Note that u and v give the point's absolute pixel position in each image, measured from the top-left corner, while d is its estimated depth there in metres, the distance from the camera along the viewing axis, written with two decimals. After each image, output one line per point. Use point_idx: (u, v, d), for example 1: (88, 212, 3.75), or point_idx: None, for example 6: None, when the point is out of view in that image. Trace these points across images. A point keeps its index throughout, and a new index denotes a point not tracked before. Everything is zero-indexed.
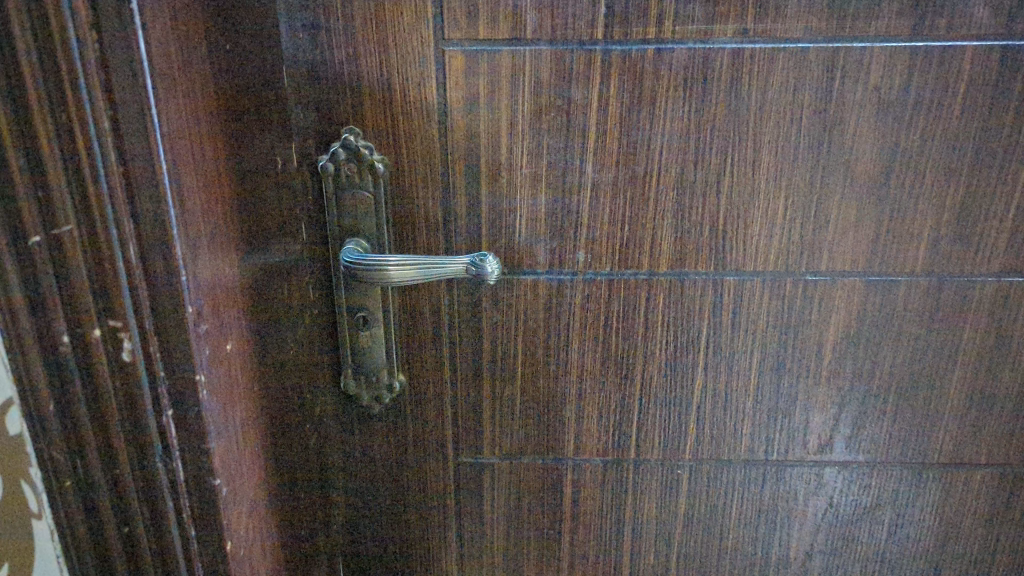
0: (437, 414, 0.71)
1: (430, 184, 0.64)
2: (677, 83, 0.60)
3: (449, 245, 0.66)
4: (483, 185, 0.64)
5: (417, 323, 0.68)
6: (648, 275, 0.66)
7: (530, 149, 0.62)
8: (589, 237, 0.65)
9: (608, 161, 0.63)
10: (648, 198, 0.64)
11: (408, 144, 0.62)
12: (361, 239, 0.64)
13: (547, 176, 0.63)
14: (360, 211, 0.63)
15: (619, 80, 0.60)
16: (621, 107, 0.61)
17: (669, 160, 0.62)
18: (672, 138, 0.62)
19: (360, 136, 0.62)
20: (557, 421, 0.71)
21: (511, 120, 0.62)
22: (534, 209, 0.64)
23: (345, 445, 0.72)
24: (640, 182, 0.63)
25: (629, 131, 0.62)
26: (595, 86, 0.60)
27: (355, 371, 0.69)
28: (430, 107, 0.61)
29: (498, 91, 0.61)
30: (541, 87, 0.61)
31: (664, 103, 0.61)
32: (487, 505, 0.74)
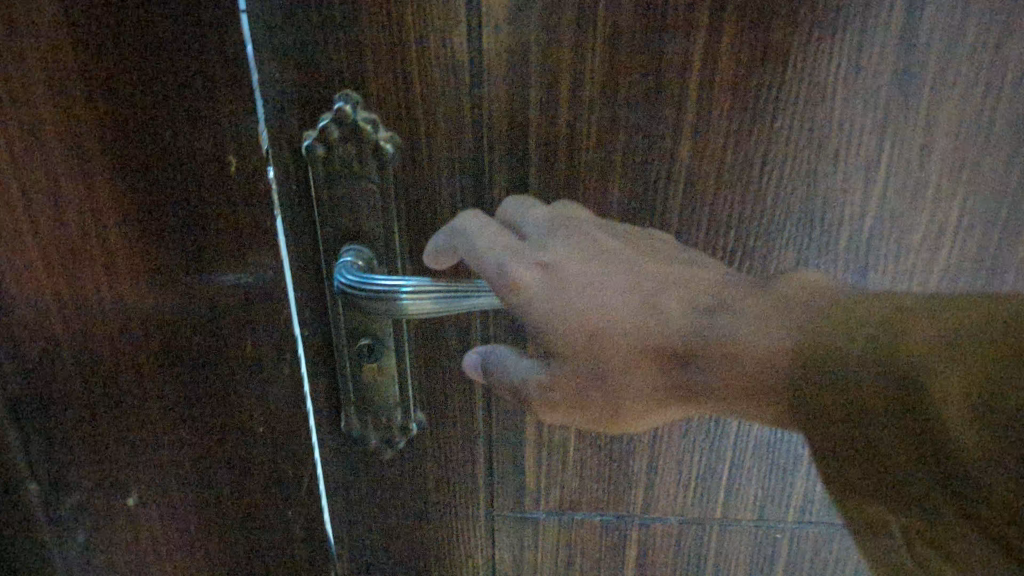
0: (467, 462, 0.55)
1: (459, 173, 0.46)
2: (822, 35, 0.41)
3: None
4: (534, 173, 0.46)
5: (441, 352, 0.51)
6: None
7: (602, 126, 0.44)
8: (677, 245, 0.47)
9: (707, 144, 0.44)
10: (761, 197, 0.45)
11: (427, 118, 0.44)
12: (363, 244, 0.47)
13: (622, 162, 0.45)
14: (359, 207, 0.46)
15: (733, 29, 0.41)
16: (735, 69, 0.42)
17: (795, 144, 0.44)
18: (806, 113, 0.43)
19: (357, 104, 0.44)
20: (622, 474, 0.55)
21: (576, 86, 0.43)
22: (602, 208, 0.46)
23: (350, 497, 0.56)
24: (753, 173, 0.45)
25: (742, 102, 0.43)
26: (697, 39, 0.41)
27: (360, 414, 0.52)
28: (460, 66, 0.43)
29: (559, 45, 0.42)
30: (619, 40, 0.42)
31: (797, 64, 0.42)
32: (530, 558, 0.60)
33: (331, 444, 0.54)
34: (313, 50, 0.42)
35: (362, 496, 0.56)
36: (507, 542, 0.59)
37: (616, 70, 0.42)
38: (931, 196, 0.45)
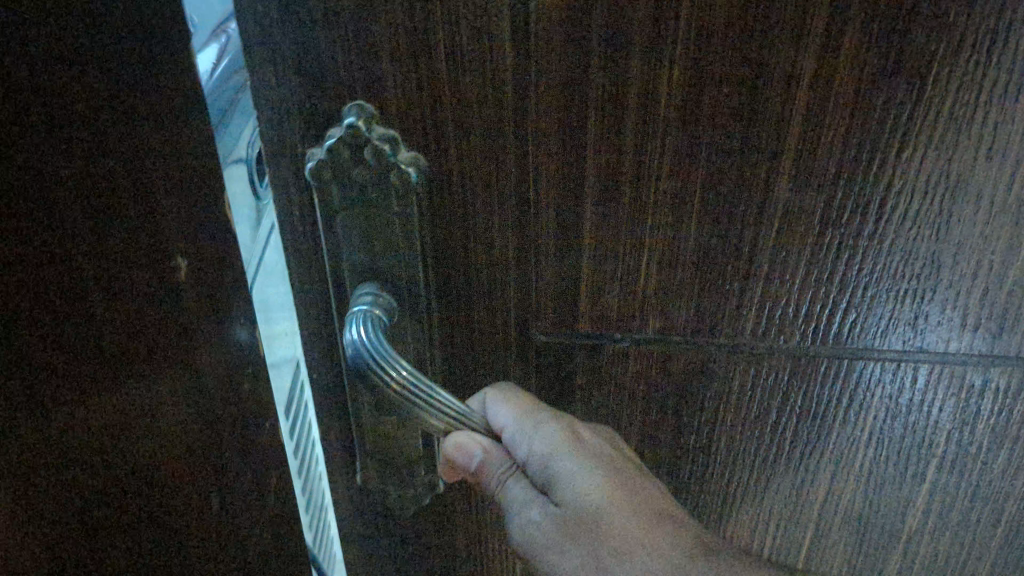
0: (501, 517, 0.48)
1: (495, 205, 0.37)
2: (977, 43, 0.31)
3: (527, 295, 0.40)
4: (589, 207, 0.37)
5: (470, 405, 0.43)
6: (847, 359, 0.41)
7: (677, 153, 0.35)
8: (763, 295, 0.39)
9: (811, 179, 0.35)
10: (872, 243, 0.36)
11: (458, 139, 0.35)
12: (380, 285, 0.38)
13: (702, 198, 0.36)
14: (373, 240, 0.37)
15: (860, 35, 0.31)
16: (857, 85, 0.32)
17: (926, 179, 0.34)
18: (946, 139, 0.33)
19: (373, 118, 0.35)
20: None
21: (647, 103, 0.34)
22: (671, 250, 0.38)
23: (368, 546, 0.50)
24: (868, 211, 0.36)
25: (863, 128, 0.33)
26: (811, 47, 0.32)
27: (380, 467, 0.45)
28: (501, 80, 0.34)
29: (626, 52, 0.33)
30: (708, 48, 0.32)
31: (941, 79, 0.32)
32: None
33: (347, 494, 0.47)
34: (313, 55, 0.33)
35: (380, 549, 0.50)
36: None
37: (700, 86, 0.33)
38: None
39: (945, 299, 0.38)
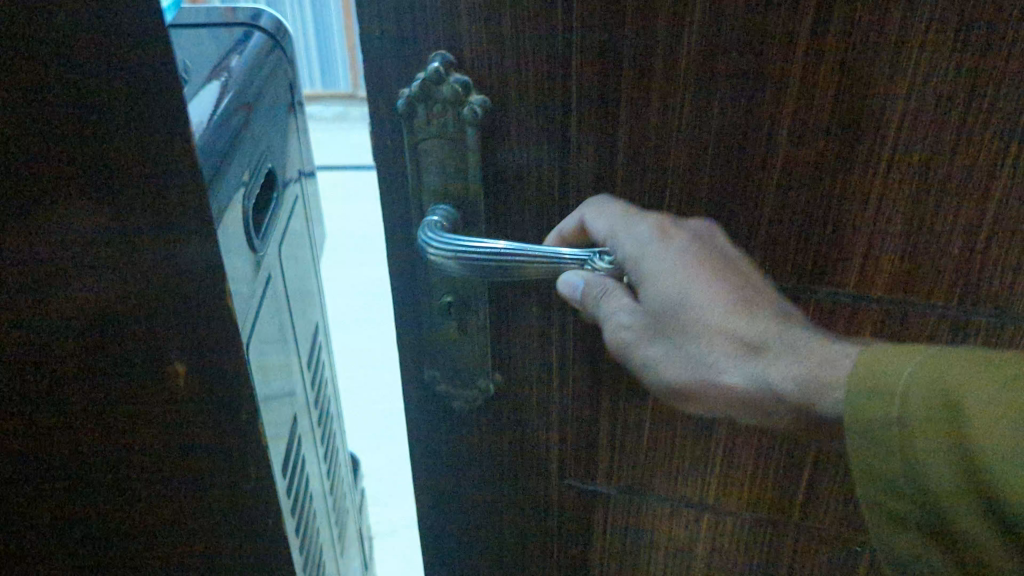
0: (542, 427, 0.56)
1: (546, 145, 0.45)
2: (947, 22, 0.37)
3: (568, 227, 0.48)
4: (623, 151, 0.45)
5: (518, 320, 0.51)
6: (850, 292, 0.46)
7: (695, 106, 0.42)
8: (767, 237, 0.45)
9: (815, 118, 0.41)
10: (870, 182, 0.42)
11: (518, 85, 0.44)
12: (449, 204, 0.47)
13: (715, 148, 0.43)
14: (447, 164, 0.46)
15: (847, 8, 0.38)
16: (845, 55, 0.39)
17: (907, 140, 0.41)
18: (922, 106, 0.40)
19: (451, 64, 0.44)
20: (695, 460, 0.54)
21: (671, 63, 0.41)
22: (690, 192, 0.45)
23: (429, 444, 0.59)
24: (857, 167, 0.42)
25: (860, 73, 0.39)
26: (805, 20, 0.39)
27: (443, 368, 0.54)
28: (554, 38, 0.42)
29: (654, 19, 0.41)
30: (720, 18, 0.40)
31: (915, 52, 0.38)
32: (598, 532, 0.60)
33: (416, 387, 0.56)
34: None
35: (440, 444, 0.58)
36: (574, 512, 0.59)
37: (723, 27, 0.40)
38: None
39: (931, 243, 0.43)
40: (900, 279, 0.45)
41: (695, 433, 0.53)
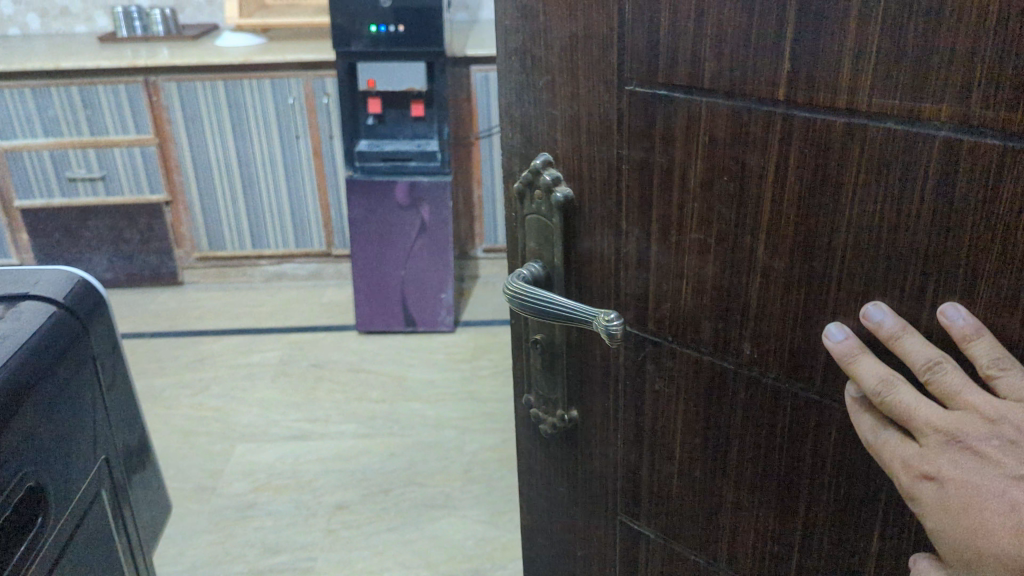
0: (602, 456, 0.79)
1: (607, 229, 0.71)
2: (872, 168, 0.55)
3: (620, 294, 0.72)
4: (654, 242, 0.68)
5: (587, 365, 0.77)
6: (818, 388, 0.62)
7: (701, 212, 0.65)
8: (757, 328, 0.64)
9: (783, 230, 0.60)
10: (825, 292, 0.59)
11: (590, 180, 0.71)
12: (540, 263, 0.76)
13: (716, 243, 0.64)
14: (542, 231, 0.76)
15: (801, 151, 0.58)
16: (801, 186, 0.58)
17: (852, 260, 0.57)
18: (859, 233, 0.57)
19: (550, 162, 0.74)
20: (709, 517, 0.73)
21: (683, 175, 0.65)
22: (699, 282, 0.66)
23: (534, 453, 0.86)
24: (816, 281, 0.60)
25: (813, 192, 0.58)
26: (772, 155, 0.59)
27: (541, 395, 0.82)
28: (610, 150, 0.69)
29: (673, 143, 0.65)
30: (715, 147, 0.62)
31: (848, 188, 0.56)
32: (641, 568, 0.80)
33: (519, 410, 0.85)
34: (535, 106, 0.73)
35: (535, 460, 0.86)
36: (625, 541, 0.81)
37: (716, 148, 0.62)
38: (982, 308, 0.53)
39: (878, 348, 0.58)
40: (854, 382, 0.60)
41: (711, 486, 0.72)
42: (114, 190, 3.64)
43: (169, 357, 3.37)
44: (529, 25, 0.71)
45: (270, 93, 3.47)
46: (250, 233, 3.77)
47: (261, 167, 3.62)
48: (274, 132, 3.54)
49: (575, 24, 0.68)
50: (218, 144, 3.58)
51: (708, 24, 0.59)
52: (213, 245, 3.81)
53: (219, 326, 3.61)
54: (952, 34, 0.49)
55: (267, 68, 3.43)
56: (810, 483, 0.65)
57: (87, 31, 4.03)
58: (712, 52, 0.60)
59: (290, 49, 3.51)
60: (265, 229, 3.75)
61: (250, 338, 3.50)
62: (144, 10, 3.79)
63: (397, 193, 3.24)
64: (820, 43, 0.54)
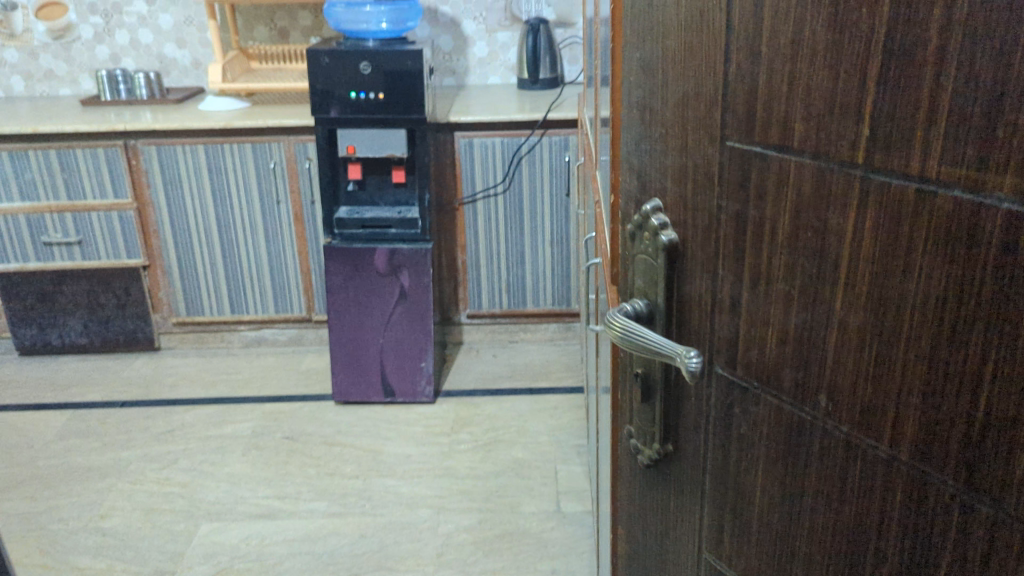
0: (689, 488, 0.88)
1: (704, 276, 0.80)
2: (939, 234, 0.57)
3: (714, 335, 0.80)
4: (746, 289, 0.75)
5: (681, 400, 0.87)
6: (888, 442, 0.65)
7: (787, 264, 0.70)
8: (834, 378, 0.68)
9: (859, 286, 0.64)
10: (894, 349, 0.62)
11: (690, 230, 0.80)
12: (645, 300, 0.87)
13: (799, 293, 0.70)
14: (650, 270, 0.86)
15: (877, 211, 0.61)
16: (876, 246, 0.62)
17: (920, 320, 0.60)
18: (930, 296, 0.59)
19: (660, 207, 0.84)
20: (782, 565, 0.78)
21: (773, 228, 0.71)
22: (784, 330, 0.72)
23: (637, 476, 0.97)
24: (888, 338, 0.63)
25: (886, 252, 0.61)
26: (851, 212, 0.64)
27: (642, 422, 0.92)
28: (711, 200, 0.77)
29: (766, 197, 0.71)
30: (802, 204, 0.68)
31: (916, 253, 0.59)
32: None
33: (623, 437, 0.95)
34: (650, 154, 0.84)
35: (641, 481, 0.96)
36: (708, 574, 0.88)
37: (802, 207, 0.68)
38: None
39: (943, 411, 0.60)
40: (924, 435, 0.62)
41: (788, 533, 0.76)
42: (90, 254, 3.63)
43: (137, 427, 3.32)
44: (650, 81, 0.82)
45: (250, 158, 3.47)
46: (228, 296, 3.73)
47: (241, 231, 3.61)
48: (254, 196, 3.54)
49: (686, 84, 0.77)
50: (197, 208, 3.56)
51: (798, 90, 0.66)
52: (190, 310, 3.77)
53: (193, 394, 3.56)
54: (1018, 112, 0.52)
55: (251, 133, 3.45)
56: (876, 541, 0.67)
57: (72, 94, 4.05)
58: (802, 117, 0.66)
59: (272, 113, 3.52)
60: (243, 295, 3.73)
61: (223, 408, 3.45)
62: (129, 73, 3.82)
63: (377, 262, 3.25)
64: (892, 116, 0.59)
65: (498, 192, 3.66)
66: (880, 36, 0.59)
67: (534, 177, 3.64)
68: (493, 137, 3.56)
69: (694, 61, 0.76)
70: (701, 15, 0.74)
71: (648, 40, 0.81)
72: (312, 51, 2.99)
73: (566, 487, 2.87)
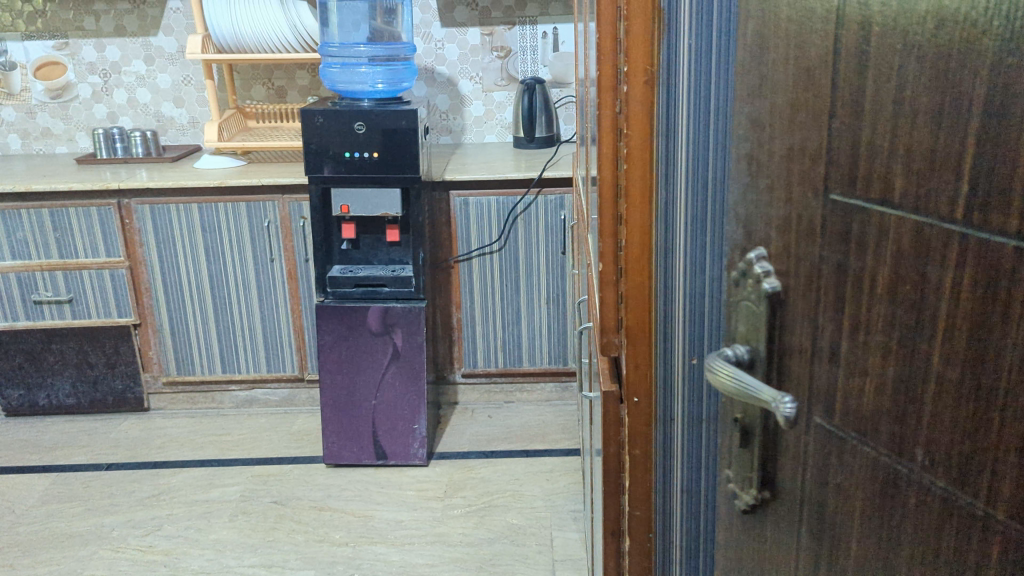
0: (787, 547, 0.81)
1: (805, 325, 0.75)
2: None
3: (812, 385, 0.75)
4: (842, 340, 0.71)
5: (779, 453, 0.80)
6: (985, 505, 0.60)
7: (885, 315, 0.66)
8: (929, 439, 0.64)
9: (958, 340, 0.61)
10: (995, 410, 0.59)
11: (793, 278, 0.75)
12: (747, 346, 0.82)
13: (896, 349, 0.66)
14: (751, 317, 0.81)
15: (977, 267, 0.59)
16: (977, 298, 0.59)
17: None
18: None
19: (764, 253, 0.78)
20: None
21: (869, 279, 0.67)
22: (880, 386, 0.68)
23: (730, 529, 0.91)
24: (987, 398, 0.59)
25: (988, 309, 0.58)
26: (950, 264, 0.60)
27: (736, 469, 0.86)
28: (812, 248, 0.72)
29: (868, 247, 0.67)
30: (901, 256, 0.64)
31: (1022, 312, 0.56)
32: None
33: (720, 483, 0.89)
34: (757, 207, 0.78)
35: (734, 534, 0.90)
36: None
37: (903, 257, 0.64)
38: None
39: None
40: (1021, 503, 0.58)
41: None
42: (81, 313, 3.58)
43: (122, 491, 3.21)
44: (757, 133, 0.78)
45: (245, 216, 3.44)
46: (220, 357, 3.66)
47: (234, 290, 3.55)
48: (248, 255, 3.49)
49: (792, 137, 0.72)
50: (190, 267, 3.52)
51: (899, 139, 0.63)
52: (182, 370, 3.69)
53: (181, 455, 3.47)
54: None
55: (246, 192, 3.42)
56: None
57: (69, 152, 4.03)
58: (901, 169, 0.63)
59: (268, 172, 3.50)
60: (235, 354, 3.65)
61: (212, 470, 3.36)
62: (126, 132, 3.81)
63: (369, 321, 3.21)
64: (995, 167, 0.57)
65: (493, 250, 3.62)
66: (983, 91, 0.57)
67: (529, 235, 3.61)
68: (489, 196, 3.55)
69: (804, 116, 0.71)
70: (806, 70, 0.70)
71: (757, 94, 0.76)
72: (309, 109, 2.98)
73: (562, 555, 2.78)
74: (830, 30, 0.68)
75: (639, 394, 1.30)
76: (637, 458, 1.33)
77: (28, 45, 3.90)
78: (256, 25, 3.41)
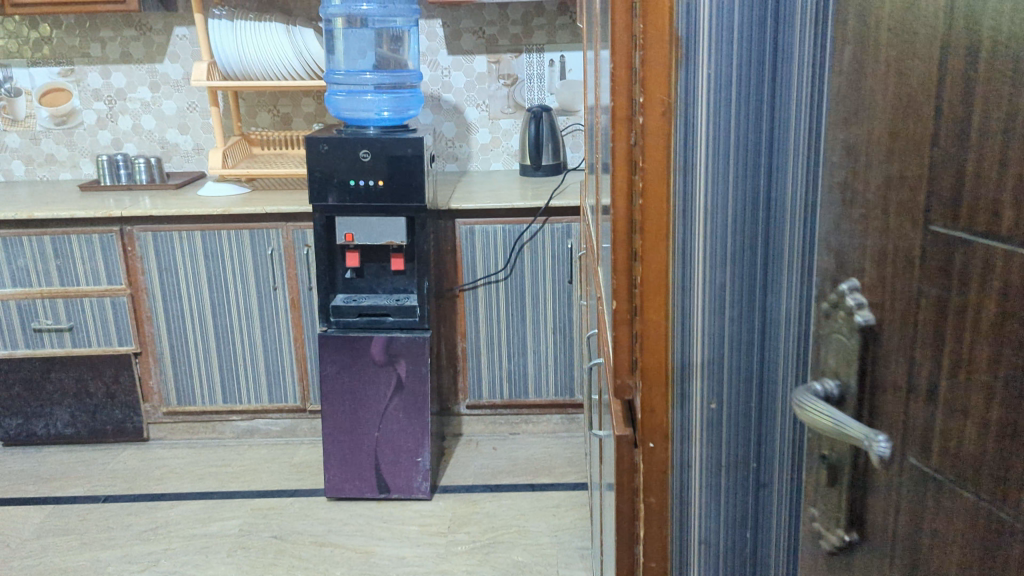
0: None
1: (898, 363, 0.74)
2: None
3: (908, 418, 0.73)
4: (944, 378, 0.69)
5: (870, 489, 0.79)
6: None
7: (992, 352, 0.64)
8: None
9: None
10: None
11: (888, 311, 0.73)
12: (836, 380, 0.81)
13: (1005, 390, 0.64)
14: (841, 350, 0.80)
15: None
16: None
17: None
18: None
19: (856, 286, 0.78)
20: None
21: (976, 313, 0.65)
22: (985, 428, 0.66)
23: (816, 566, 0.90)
24: None
25: None
26: None
27: (824, 508, 0.85)
28: (912, 280, 0.71)
29: (970, 282, 0.65)
30: (1009, 296, 0.63)
31: None
32: None
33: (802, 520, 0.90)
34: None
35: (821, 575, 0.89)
36: None
37: (1010, 294, 0.62)
38: None
39: None
40: None
41: None
42: (82, 342, 3.49)
43: (119, 524, 3.11)
44: (853, 160, 0.76)
45: (247, 244, 3.36)
46: (222, 388, 3.57)
47: (236, 319, 3.46)
48: (250, 284, 3.41)
49: (892, 166, 0.71)
50: (193, 294, 3.44)
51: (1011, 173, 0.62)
52: (182, 399, 3.60)
53: (180, 487, 3.36)
54: None
55: (249, 219, 3.35)
56: None
57: (72, 178, 3.97)
58: (1011, 201, 0.62)
59: (272, 200, 3.43)
60: (236, 385, 3.56)
61: (212, 503, 3.25)
62: (130, 159, 3.75)
63: (372, 352, 3.12)
64: None
65: (498, 279, 3.54)
66: None
67: (535, 264, 3.52)
68: (495, 224, 3.47)
69: (903, 144, 0.70)
70: (906, 112, 0.69)
71: (854, 119, 0.75)
72: (311, 139, 2.91)
73: None
74: (934, 59, 0.66)
75: (654, 440, 1.14)
76: (653, 508, 1.16)
77: (33, 71, 3.84)
78: (260, 52, 3.36)
